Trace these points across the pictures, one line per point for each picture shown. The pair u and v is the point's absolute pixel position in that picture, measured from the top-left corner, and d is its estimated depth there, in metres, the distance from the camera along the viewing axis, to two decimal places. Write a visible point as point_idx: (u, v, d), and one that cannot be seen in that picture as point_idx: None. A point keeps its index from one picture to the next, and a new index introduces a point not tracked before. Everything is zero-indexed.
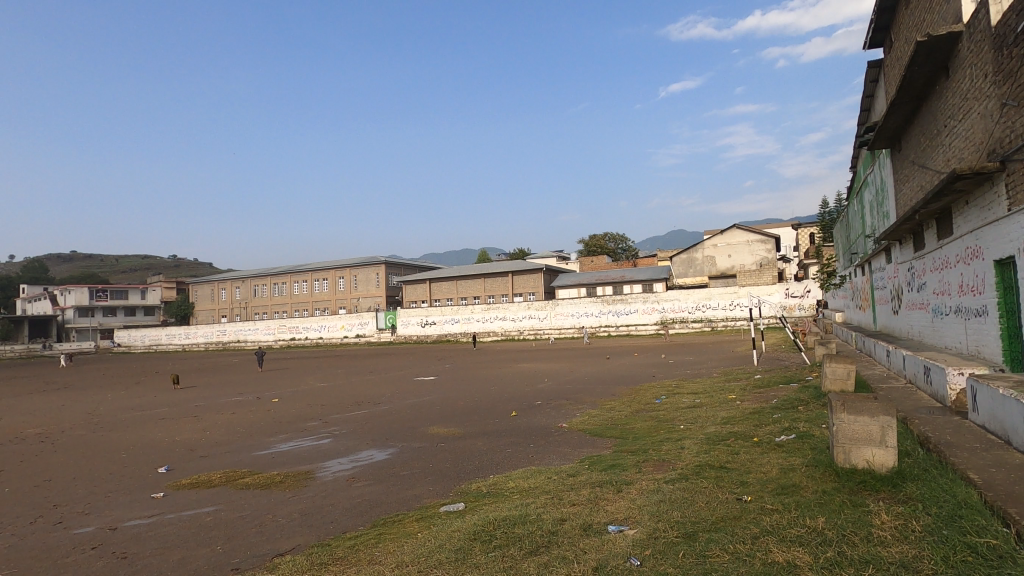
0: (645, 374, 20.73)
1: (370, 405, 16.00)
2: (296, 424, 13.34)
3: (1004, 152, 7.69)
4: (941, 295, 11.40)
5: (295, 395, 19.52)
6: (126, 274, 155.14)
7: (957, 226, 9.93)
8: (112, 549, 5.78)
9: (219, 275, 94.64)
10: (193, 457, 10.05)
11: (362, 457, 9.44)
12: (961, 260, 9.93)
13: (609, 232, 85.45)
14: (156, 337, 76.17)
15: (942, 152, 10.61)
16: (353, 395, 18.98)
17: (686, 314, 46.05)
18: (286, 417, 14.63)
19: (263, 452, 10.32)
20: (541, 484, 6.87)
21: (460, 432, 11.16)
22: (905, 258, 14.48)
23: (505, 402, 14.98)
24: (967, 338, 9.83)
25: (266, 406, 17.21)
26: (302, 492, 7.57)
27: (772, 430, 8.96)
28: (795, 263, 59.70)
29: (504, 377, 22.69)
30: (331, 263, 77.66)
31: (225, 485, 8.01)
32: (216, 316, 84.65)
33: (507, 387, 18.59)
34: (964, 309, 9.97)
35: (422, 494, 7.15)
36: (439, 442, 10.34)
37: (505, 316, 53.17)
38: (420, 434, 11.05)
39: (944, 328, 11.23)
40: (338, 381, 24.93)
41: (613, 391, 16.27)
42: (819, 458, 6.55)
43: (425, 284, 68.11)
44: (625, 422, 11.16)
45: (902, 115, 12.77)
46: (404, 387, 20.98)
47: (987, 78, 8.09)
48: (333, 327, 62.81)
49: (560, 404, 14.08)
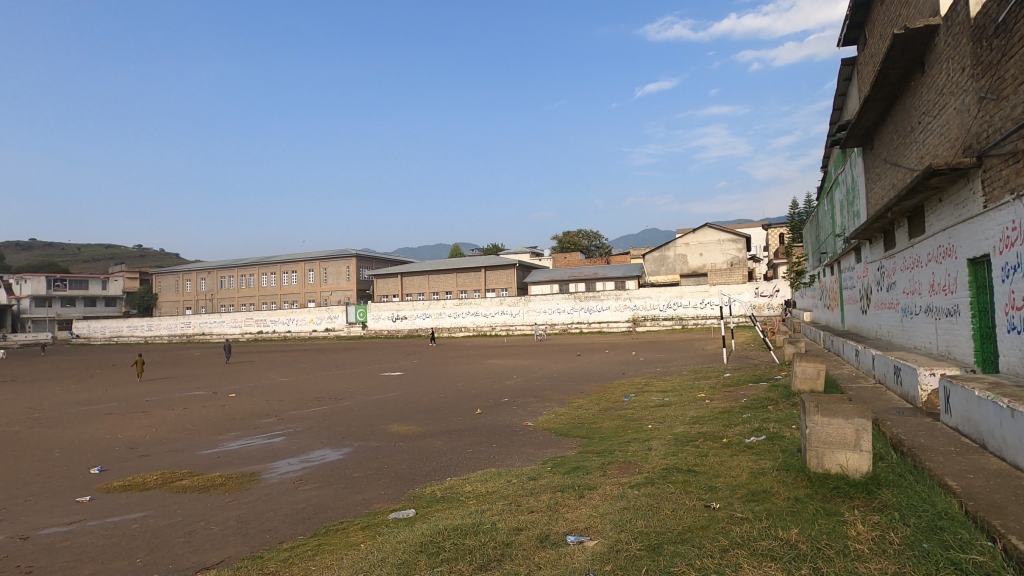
0: (615, 371, 20.49)
1: (331, 402, 15.40)
2: (251, 421, 12.71)
3: (980, 147, 7.50)
4: (911, 295, 11.28)
5: (254, 391, 18.78)
6: (87, 264, 150.54)
7: (930, 224, 9.79)
8: (15, 563, 5.17)
9: (184, 266, 92.24)
10: (131, 457, 9.38)
11: (313, 457, 8.89)
12: (933, 259, 9.78)
13: (582, 230, 85.58)
14: (116, 329, 73.74)
15: (915, 148, 10.47)
16: (315, 390, 18.34)
17: (657, 312, 46.15)
18: (241, 413, 13.95)
19: (208, 452, 9.69)
20: (500, 489, 6.44)
21: (421, 431, 10.70)
22: (875, 257, 14.40)
23: (471, 400, 14.52)
24: (937, 338, 9.69)
25: (223, 401, 16.47)
26: (243, 496, 7.03)
27: (741, 431, 8.67)
28: (765, 263, 60.39)
29: (472, 373, 22.23)
30: (300, 256, 76.16)
31: (159, 488, 7.41)
32: (181, 308, 82.34)
33: (475, 384, 18.14)
34: (934, 309, 9.85)
35: (372, 498, 6.67)
36: (397, 441, 9.85)
37: (477, 312, 52.66)
38: (379, 433, 10.54)
39: (914, 328, 11.13)
40: (302, 376, 24.20)
41: (582, 388, 15.94)
42: (791, 461, 6.25)
43: (397, 279, 67.13)
44: (592, 421, 10.82)
45: (876, 113, 12.64)
46: (368, 384, 20.35)
47: (964, 71, 7.91)
48: (301, 321, 61.51)
49: (528, 402, 13.68)
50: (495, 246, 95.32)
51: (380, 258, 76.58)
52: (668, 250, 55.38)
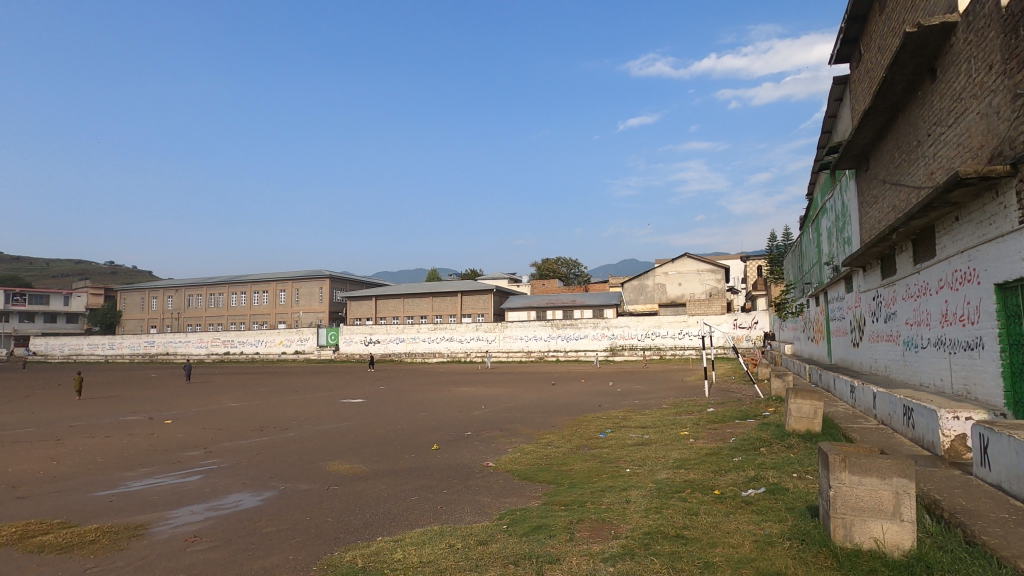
0: (591, 402, 19.12)
1: (275, 432, 13.80)
2: (172, 454, 11.06)
3: (1016, 153, 6.49)
4: (916, 326, 10.20)
5: (195, 417, 16.99)
6: (54, 280, 146.09)
7: (943, 246, 8.74)
8: None
9: (152, 284, 89.31)
10: (4, 500, 7.74)
11: (224, 504, 7.34)
12: (946, 285, 8.70)
13: (561, 256, 84.96)
14: (76, 347, 70.52)
15: (922, 163, 9.50)
16: (263, 418, 16.69)
17: (635, 341, 45.07)
18: (168, 443, 12.27)
19: (103, 493, 8.08)
20: (436, 560, 5.00)
21: (365, 470, 9.22)
22: (871, 285, 13.38)
23: (430, 433, 13.04)
24: (952, 376, 8.57)
25: (155, 429, 14.73)
26: (112, 560, 5.48)
27: (735, 480, 7.35)
28: (744, 294, 59.98)
29: (439, 402, 20.69)
30: (272, 275, 74.00)
31: (10, 547, 5.84)
32: (145, 326, 79.12)
33: (438, 414, 16.63)
34: (948, 342, 8.75)
35: (272, 567, 5.19)
36: (332, 484, 8.34)
37: (452, 337, 51.07)
38: (314, 474, 8.99)
39: (920, 364, 10.04)
40: (255, 401, 22.37)
41: (553, 421, 14.54)
42: (805, 528, 4.96)
43: (371, 301, 65.25)
44: (561, 462, 9.45)
45: (873, 130, 11.75)
46: (325, 411, 18.66)
47: (992, 69, 6.93)
48: (270, 342, 59.16)
49: (492, 437, 12.26)
50: (473, 272, 94.26)
51: (355, 280, 74.69)
52: (647, 279, 54.70)
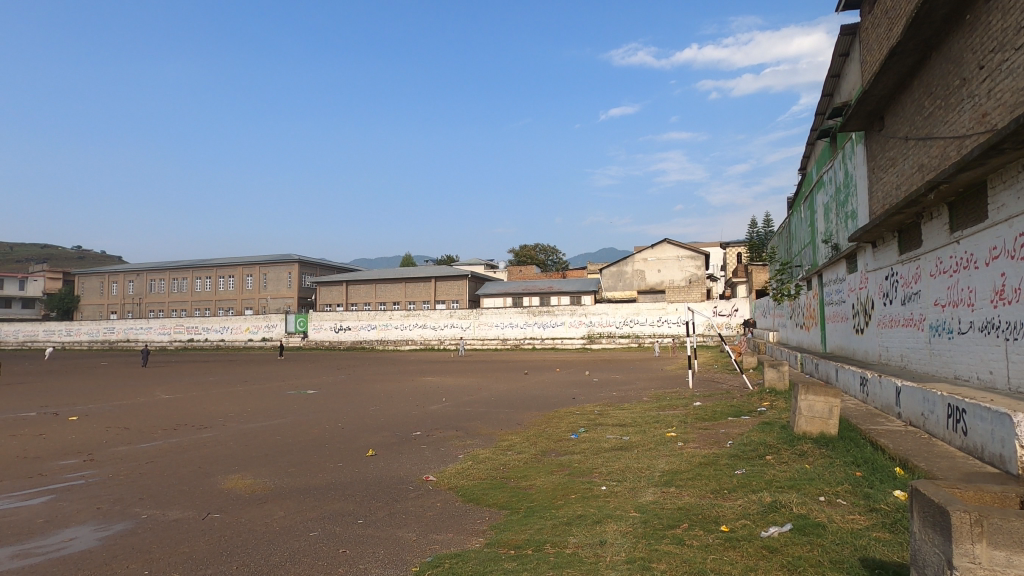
0: (564, 394, 17.27)
1: (189, 433, 11.65)
2: (43, 464, 8.87)
3: None
4: (951, 308, 8.46)
5: (111, 413, 14.67)
6: (16, 262, 141.29)
7: (999, 205, 6.97)
8: None
9: (112, 267, 85.49)
10: None
11: (42, 547, 5.31)
12: (1001, 254, 6.97)
13: (538, 243, 83.40)
14: (31, 333, 66.52)
15: (969, 105, 7.69)
16: (189, 415, 14.46)
17: (613, 329, 43.46)
18: (48, 448, 10.08)
19: None
20: None
21: (269, 488, 7.24)
22: (882, 263, 11.68)
23: (372, 435, 11.08)
24: (1010, 369, 6.83)
25: (50, 428, 12.48)
26: None
27: (747, 509, 5.43)
28: (723, 282, 58.76)
29: (399, 394, 18.69)
30: (238, 258, 70.85)
31: None
32: (105, 312, 75.06)
33: (390, 410, 14.63)
34: (1001, 326, 7.00)
35: None
36: (213, 511, 6.27)
37: (425, 324, 48.92)
38: (199, 494, 6.94)
39: (955, 353, 8.33)
40: (194, 393, 20.08)
41: (519, 418, 12.66)
42: None
43: (342, 287, 62.48)
44: (518, 475, 7.56)
45: (896, 79, 9.96)
46: (267, 405, 16.53)
47: None
48: (236, 329, 56.28)
49: (444, 438, 10.37)
50: (450, 258, 91.96)
51: (325, 266, 71.87)
52: (625, 265, 53.05)
